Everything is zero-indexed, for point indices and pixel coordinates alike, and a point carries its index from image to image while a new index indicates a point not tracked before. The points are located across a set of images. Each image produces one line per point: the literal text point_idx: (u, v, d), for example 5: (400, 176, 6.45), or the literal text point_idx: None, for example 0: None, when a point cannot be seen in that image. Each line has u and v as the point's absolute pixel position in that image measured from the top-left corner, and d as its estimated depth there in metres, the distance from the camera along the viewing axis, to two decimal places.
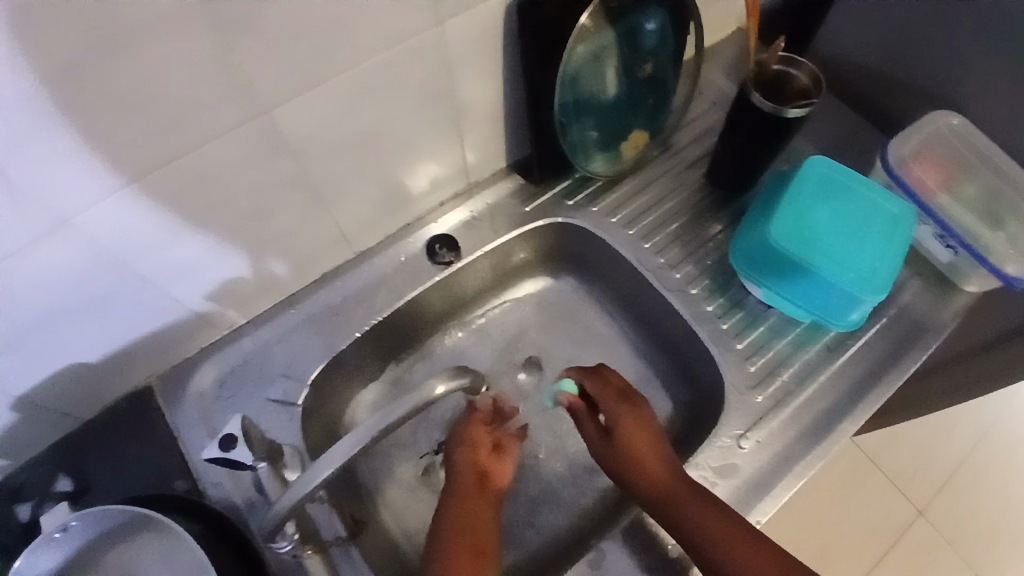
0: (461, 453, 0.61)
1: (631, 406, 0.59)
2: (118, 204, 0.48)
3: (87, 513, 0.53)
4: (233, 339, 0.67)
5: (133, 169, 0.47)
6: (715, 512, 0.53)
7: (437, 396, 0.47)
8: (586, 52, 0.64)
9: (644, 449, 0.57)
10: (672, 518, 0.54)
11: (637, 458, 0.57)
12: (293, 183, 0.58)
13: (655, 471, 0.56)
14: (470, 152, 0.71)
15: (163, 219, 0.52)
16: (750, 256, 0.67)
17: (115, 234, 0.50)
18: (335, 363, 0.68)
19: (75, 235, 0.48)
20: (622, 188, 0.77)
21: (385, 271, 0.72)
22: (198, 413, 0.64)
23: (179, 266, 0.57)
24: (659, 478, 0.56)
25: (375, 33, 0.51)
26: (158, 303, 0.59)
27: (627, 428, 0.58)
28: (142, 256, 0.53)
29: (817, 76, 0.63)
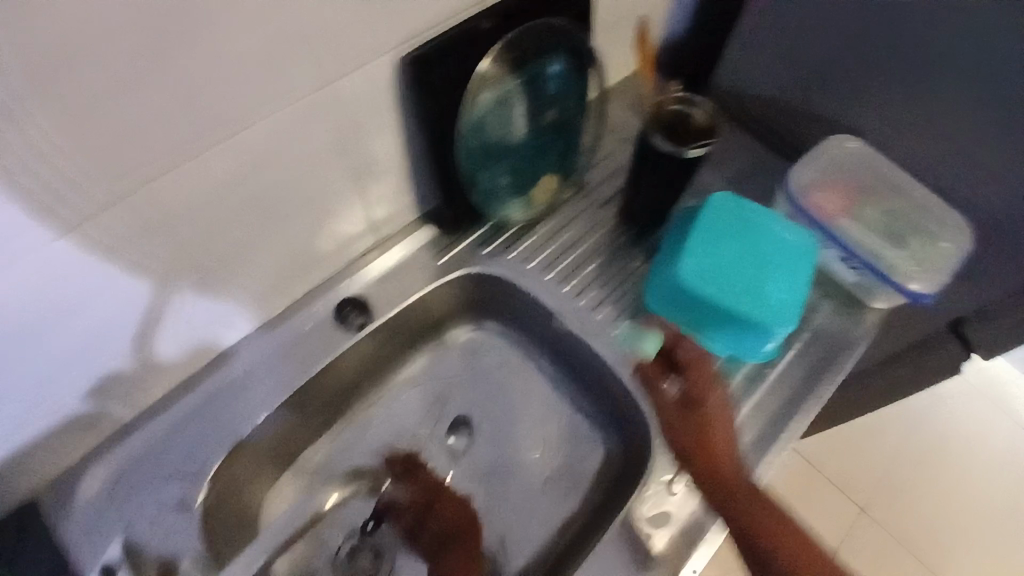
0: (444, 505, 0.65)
1: (717, 391, 0.63)
2: (68, 246, 0.44)
3: None
4: (125, 435, 0.60)
5: None
6: (757, 495, 0.60)
7: None
8: (490, 99, 0.62)
9: (721, 444, 0.60)
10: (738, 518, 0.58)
11: (714, 434, 0.61)
12: (179, 261, 0.53)
13: (729, 469, 0.60)
14: (377, 208, 0.67)
15: (104, 270, 0.48)
16: (670, 298, 0.66)
17: (65, 279, 0.46)
18: (244, 448, 0.62)
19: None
20: (539, 231, 0.75)
21: (293, 340, 0.67)
22: (87, 526, 0.57)
23: (111, 324, 0.52)
24: (730, 473, 0.60)
25: (257, 100, 0.47)
26: (33, 409, 0.52)
27: (711, 416, 0.62)
28: (84, 308, 0.49)
29: (715, 114, 0.63)
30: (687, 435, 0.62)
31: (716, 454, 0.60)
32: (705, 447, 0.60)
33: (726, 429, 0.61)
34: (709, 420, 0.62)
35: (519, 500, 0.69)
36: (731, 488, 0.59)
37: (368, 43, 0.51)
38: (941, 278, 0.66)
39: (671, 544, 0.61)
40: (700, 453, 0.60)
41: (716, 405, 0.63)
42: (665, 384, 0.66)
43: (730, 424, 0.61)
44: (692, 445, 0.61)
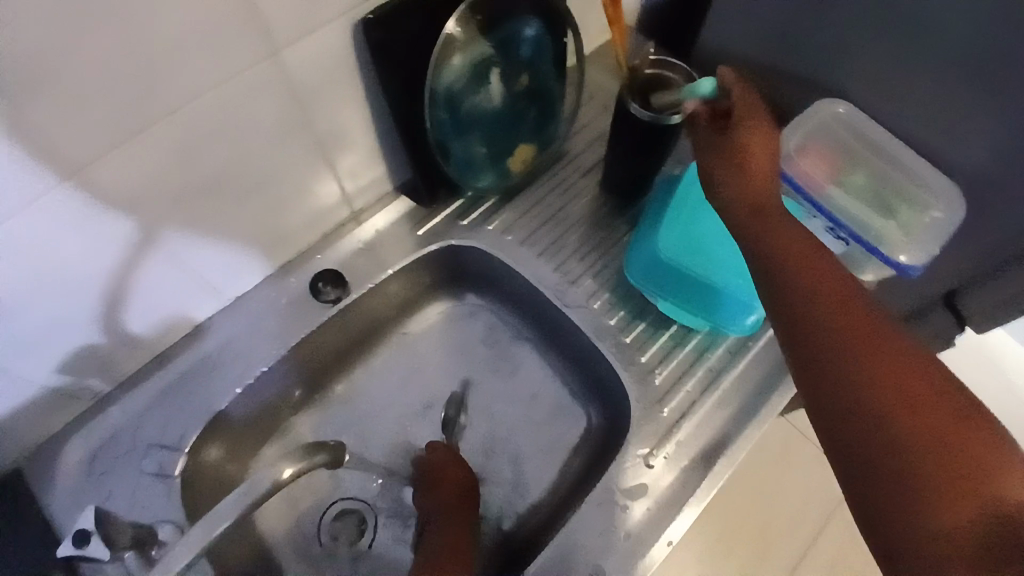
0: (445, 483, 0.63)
1: (758, 121, 0.54)
2: (66, 196, 0.45)
3: None
4: (103, 409, 0.61)
5: None
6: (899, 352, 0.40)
7: (285, 479, 0.46)
8: (462, 65, 0.59)
9: (762, 153, 0.53)
10: (816, 352, 0.43)
11: (758, 157, 0.53)
12: (141, 237, 0.52)
13: (852, 319, 0.43)
14: (347, 181, 0.66)
15: (99, 226, 0.49)
16: (646, 270, 0.64)
17: (59, 235, 0.47)
18: (221, 421, 0.63)
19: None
20: (517, 203, 0.73)
21: (267, 315, 0.66)
22: (69, 499, 0.58)
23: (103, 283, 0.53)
24: (847, 310, 0.43)
25: (202, 71, 0.46)
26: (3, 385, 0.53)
27: (753, 133, 0.54)
28: (78, 264, 0.50)
29: (694, 77, 0.60)
30: (745, 186, 0.53)
31: (768, 210, 0.51)
32: (754, 203, 0.52)
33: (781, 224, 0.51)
34: (751, 142, 0.53)
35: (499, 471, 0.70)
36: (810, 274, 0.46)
37: (318, 9, 0.49)
38: (931, 250, 0.64)
39: (653, 510, 0.59)
40: (786, 261, 0.48)
41: (757, 135, 0.54)
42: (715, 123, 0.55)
43: (773, 148, 0.54)
44: (739, 200, 0.53)
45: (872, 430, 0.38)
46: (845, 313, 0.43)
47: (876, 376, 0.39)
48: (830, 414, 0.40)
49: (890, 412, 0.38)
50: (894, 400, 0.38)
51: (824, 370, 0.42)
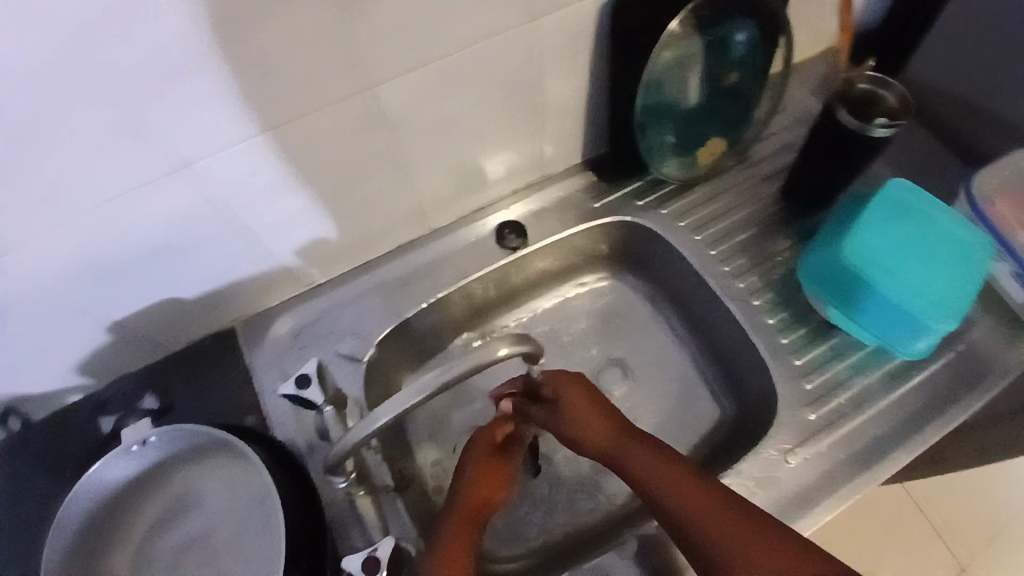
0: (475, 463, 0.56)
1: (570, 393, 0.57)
2: (256, 145, 0.54)
3: (159, 435, 0.57)
4: (309, 296, 0.71)
5: (261, 120, 0.52)
6: (666, 461, 0.53)
7: (499, 357, 0.49)
8: (671, 58, 0.65)
9: (592, 414, 0.56)
10: (691, 532, 0.49)
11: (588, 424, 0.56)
12: (385, 153, 0.62)
13: (687, 492, 0.51)
14: (549, 145, 0.73)
15: (275, 172, 0.57)
16: (822, 277, 0.66)
17: (256, 172, 0.56)
18: (399, 330, 0.72)
19: (238, 156, 0.54)
20: (695, 194, 0.77)
21: (456, 249, 0.75)
22: (272, 360, 0.68)
23: (282, 219, 0.62)
24: (683, 489, 0.51)
25: (478, 21, 0.55)
26: (251, 254, 0.64)
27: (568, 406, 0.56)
28: (262, 200, 0.59)
29: (907, 98, 0.63)
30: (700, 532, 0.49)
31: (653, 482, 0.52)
32: (661, 483, 0.52)
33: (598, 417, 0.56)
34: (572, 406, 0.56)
35: None
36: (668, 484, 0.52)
37: None
38: None
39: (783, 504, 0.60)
40: (675, 515, 0.50)
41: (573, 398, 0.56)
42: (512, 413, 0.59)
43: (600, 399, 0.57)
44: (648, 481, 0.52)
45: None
46: (688, 489, 0.51)
47: None
48: None
49: None
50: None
51: (686, 540, 0.49)
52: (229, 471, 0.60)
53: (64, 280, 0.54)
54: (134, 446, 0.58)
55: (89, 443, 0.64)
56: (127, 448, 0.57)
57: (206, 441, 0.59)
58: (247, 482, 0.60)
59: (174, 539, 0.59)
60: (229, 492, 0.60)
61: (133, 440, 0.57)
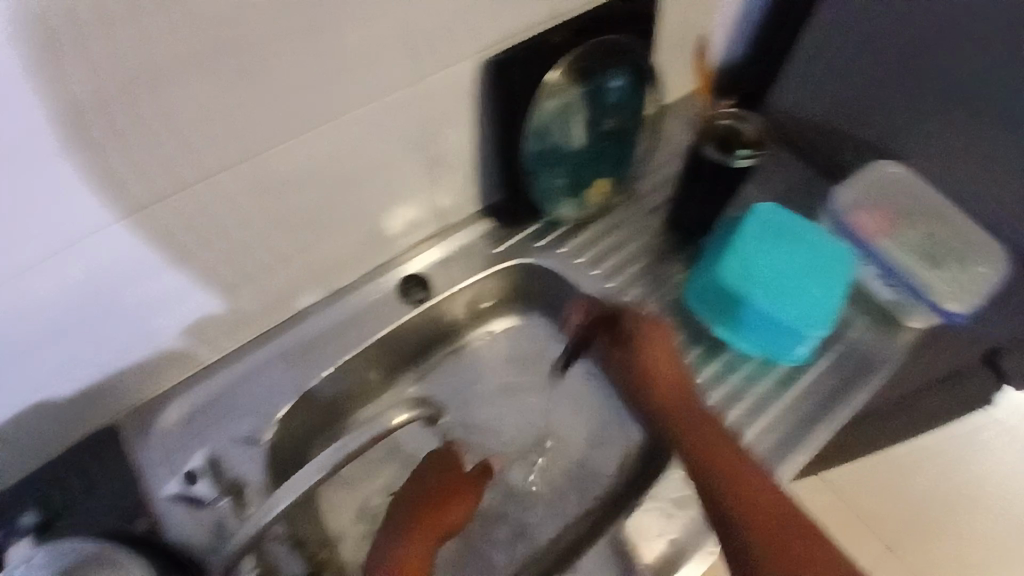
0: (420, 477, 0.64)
1: (657, 332, 0.71)
2: (124, 229, 0.52)
3: (45, 553, 0.50)
4: (207, 375, 0.68)
5: (121, 205, 0.50)
6: (719, 432, 0.65)
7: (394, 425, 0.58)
8: (555, 106, 0.69)
9: (661, 355, 0.70)
10: (708, 483, 0.61)
11: (653, 364, 0.70)
12: (273, 222, 0.61)
13: (693, 432, 0.65)
14: (444, 198, 0.74)
15: (147, 255, 0.55)
16: (707, 299, 0.70)
17: (122, 258, 0.53)
18: (306, 399, 0.70)
19: (93, 248, 0.51)
20: (589, 231, 0.80)
21: (359, 309, 0.74)
22: (162, 455, 0.65)
23: (160, 300, 0.59)
24: (695, 441, 0.65)
25: (355, 88, 0.55)
26: (131, 340, 0.60)
27: (649, 344, 0.71)
28: (128, 287, 0.56)
29: (765, 130, 0.68)
30: (694, 442, 0.65)
31: (715, 455, 0.62)
32: (674, 426, 0.67)
33: (667, 360, 0.70)
34: (646, 346, 0.71)
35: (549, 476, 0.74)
36: (735, 481, 0.60)
37: (456, 44, 0.59)
38: (975, 301, 0.69)
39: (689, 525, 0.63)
40: (693, 454, 0.64)
41: (655, 347, 0.70)
42: (581, 328, 0.74)
43: (671, 352, 0.71)
44: (689, 447, 0.64)
45: (733, 530, 0.58)
46: (723, 451, 0.63)
47: (751, 523, 0.58)
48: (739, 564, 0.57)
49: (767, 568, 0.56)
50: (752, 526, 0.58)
51: (718, 506, 0.60)
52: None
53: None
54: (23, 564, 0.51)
55: None
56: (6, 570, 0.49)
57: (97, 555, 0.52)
58: None
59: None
60: None
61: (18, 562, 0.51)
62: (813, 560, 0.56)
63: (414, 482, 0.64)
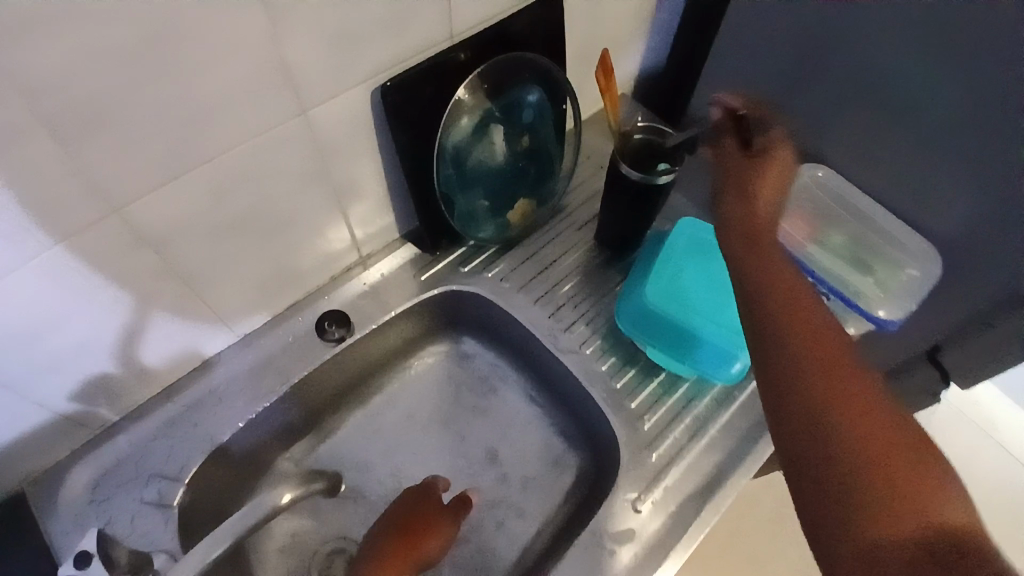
0: (396, 509, 0.62)
1: (775, 158, 0.54)
2: (59, 255, 0.48)
3: None
4: (108, 438, 0.63)
5: (49, 234, 0.46)
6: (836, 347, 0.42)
7: (284, 505, 0.57)
8: (470, 125, 0.65)
9: (773, 181, 0.53)
10: (766, 366, 0.44)
11: (761, 202, 0.52)
12: (161, 272, 0.56)
13: (822, 343, 0.42)
14: (359, 228, 0.70)
15: (82, 281, 0.51)
16: (635, 320, 0.67)
17: (51, 289, 0.49)
18: (220, 453, 0.65)
19: (21, 280, 0.47)
20: (516, 252, 0.77)
21: (274, 352, 0.69)
22: (70, 524, 0.59)
23: (92, 333, 0.55)
24: (821, 339, 0.42)
25: (235, 125, 0.51)
26: (19, 409, 0.55)
27: (770, 168, 0.54)
28: (61, 317, 0.52)
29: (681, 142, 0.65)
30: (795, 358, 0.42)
31: (805, 317, 0.44)
32: (750, 225, 0.51)
33: (774, 189, 0.53)
34: (767, 166, 0.54)
35: (489, 511, 0.71)
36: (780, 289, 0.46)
37: (345, 71, 0.54)
38: (909, 307, 0.68)
39: (638, 557, 0.60)
40: (809, 366, 0.41)
41: (779, 167, 0.54)
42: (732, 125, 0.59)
43: (788, 186, 0.53)
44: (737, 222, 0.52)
45: (781, 386, 0.42)
46: (797, 315, 0.44)
47: (841, 441, 0.38)
48: (805, 475, 0.38)
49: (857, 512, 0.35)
50: (830, 429, 0.38)
51: (775, 390, 0.42)
52: None
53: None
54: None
55: None
56: None
57: None
58: None
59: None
60: None
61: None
62: (923, 477, 0.35)
63: (389, 515, 0.61)
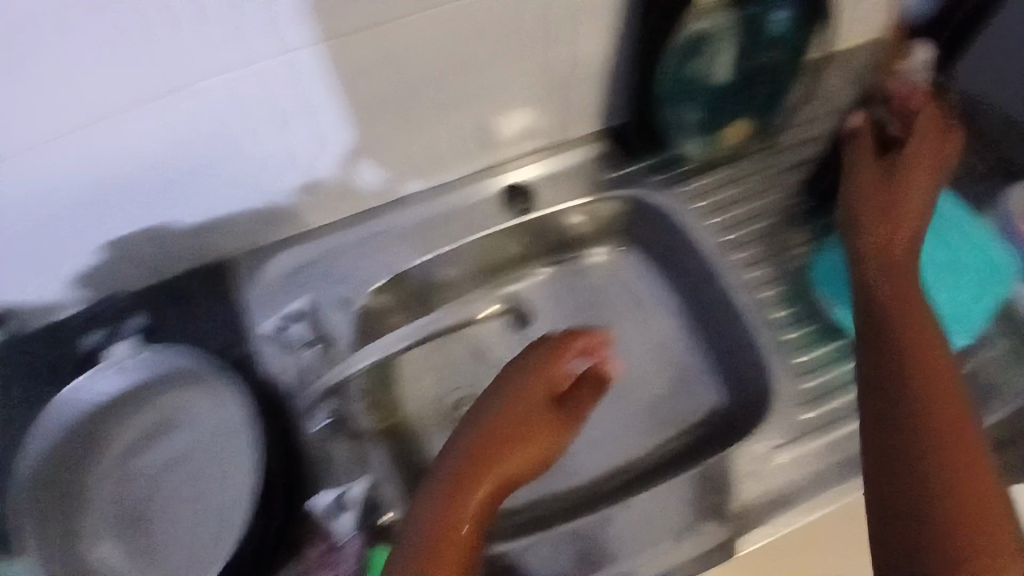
0: (511, 405, 0.52)
1: (918, 142, 0.59)
2: (310, 56, 0.54)
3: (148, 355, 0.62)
4: (306, 238, 0.70)
5: (300, 36, 0.52)
6: (924, 324, 0.50)
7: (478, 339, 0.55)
8: (707, 27, 0.63)
9: (922, 170, 0.57)
10: (868, 308, 0.53)
11: (912, 183, 0.57)
12: (393, 94, 0.60)
13: (922, 327, 0.50)
14: (568, 110, 0.70)
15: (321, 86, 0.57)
16: (838, 275, 0.64)
17: (289, 87, 0.56)
18: (394, 283, 0.69)
19: (268, 74, 0.54)
20: (716, 175, 0.73)
21: (460, 206, 0.72)
22: (265, 298, 0.68)
23: (319, 136, 0.62)
24: (918, 318, 0.51)
25: None
26: (250, 190, 0.64)
27: (913, 164, 0.58)
28: (297, 115, 0.59)
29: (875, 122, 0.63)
30: (900, 339, 0.50)
31: (909, 297, 0.52)
32: (893, 225, 0.55)
33: (921, 183, 0.57)
34: (912, 166, 0.58)
35: None
36: (898, 285, 0.53)
37: None
38: None
39: (760, 501, 0.59)
40: (902, 323, 0.51)
41: (922, 152, 0.58)
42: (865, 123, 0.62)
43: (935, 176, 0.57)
44: (877, 227, 0.56)
45: (885, 339, 0.50)
46: (905, 287, 0.53)
47: (923, 398, 0.46)
48: (889, 449, 0.45)
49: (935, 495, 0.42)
50: (918, 396, 0.47)
51: (886, 330, 0.51)
52: (211, 396, 0.63)
53: (65, 191, 0.55)
54: (121, 361, 0.62)
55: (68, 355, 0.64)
56: (113, 363, 0.62)
57: (185, 368, 0.63)
58: (220, 410, 0.63)
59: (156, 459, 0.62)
60: (211, 425, 0.63)
61: (116, 358, 0.62)
62: (974, 447, 0.44)
63: (503, 408, 0.52)
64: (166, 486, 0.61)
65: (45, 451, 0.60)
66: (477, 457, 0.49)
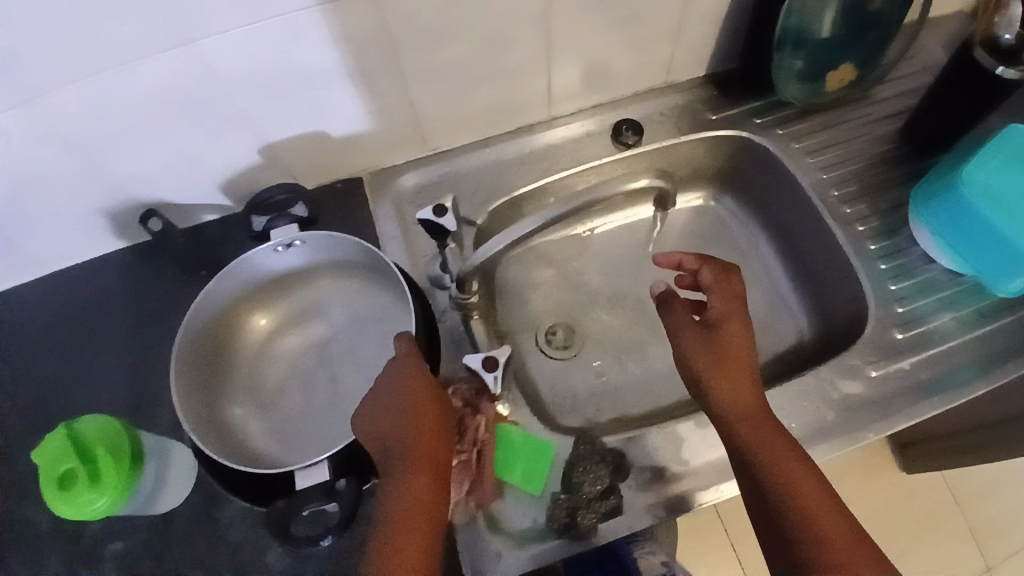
0: (412, 384, 0.56)
1: (733, 284, 0.60)
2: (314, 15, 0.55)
3: (305, 240, 0.66)
4: (433, 159, 0.76)
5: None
6: (759, 421, 0.54)
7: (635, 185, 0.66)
8: None
9: (738, 354, 0.56)
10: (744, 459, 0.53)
11: (732, 347, 0.57)
12: (534, 23, 0.64)
13: (765, 428, 0.54)
14: (680, 54, 0.75)
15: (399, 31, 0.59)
16: (934, 207, 0.67)
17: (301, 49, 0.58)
18: (509, 205, 0.77)
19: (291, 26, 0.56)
20: (814, 120, 0.78)
21: (573, 138, 0.79)
22: (395, 206, 0.75)
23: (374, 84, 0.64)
24: (740, 390, 0.55)
25: None
26: (329, 119, 0.67)
27: (728, 334, 0.57)
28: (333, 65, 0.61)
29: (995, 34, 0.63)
30: (753, 445, 0.53)
31: (756, 417, 0.54)
32: (719, 362, 0.56)
33: (738, 341, 0.57)
34: (721, 322, 0.58)
35: None
36: (733, 394, 0.55)
37: None
38: None
39: (850, 411, 0.63)
40: (735, 443, 0.54)
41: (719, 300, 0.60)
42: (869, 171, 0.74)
43: (746, 328, 0.58)
44: (700, 360, 0.57)
45: (745, 454, 0.53)
46: (745, 416, 0.54)
47: (774, 470, 0.51)
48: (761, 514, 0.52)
49: (784, 476, 0.51)
50: (771, 484, 0.51)
51: (750, 461, 0.53)
52: (352, 285, 0.69)
53: (232, 82, 0.59)
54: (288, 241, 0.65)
55: (229, 248, 0.74)
56: (274, 247, 0.65)
57: (350, 257, 0.67)
58: (365, 299, 0.69)
59: (297, 341, 0.69)
60: (348, 311, 0.69)
61: (281, 241, 0.65)
62: (830, 500, 0.50)
63: (429, 423, 0.55)
64: (303, 366, 0.67)
65: (203, 321, 0.64)
66: (405, 461, 0.53)
